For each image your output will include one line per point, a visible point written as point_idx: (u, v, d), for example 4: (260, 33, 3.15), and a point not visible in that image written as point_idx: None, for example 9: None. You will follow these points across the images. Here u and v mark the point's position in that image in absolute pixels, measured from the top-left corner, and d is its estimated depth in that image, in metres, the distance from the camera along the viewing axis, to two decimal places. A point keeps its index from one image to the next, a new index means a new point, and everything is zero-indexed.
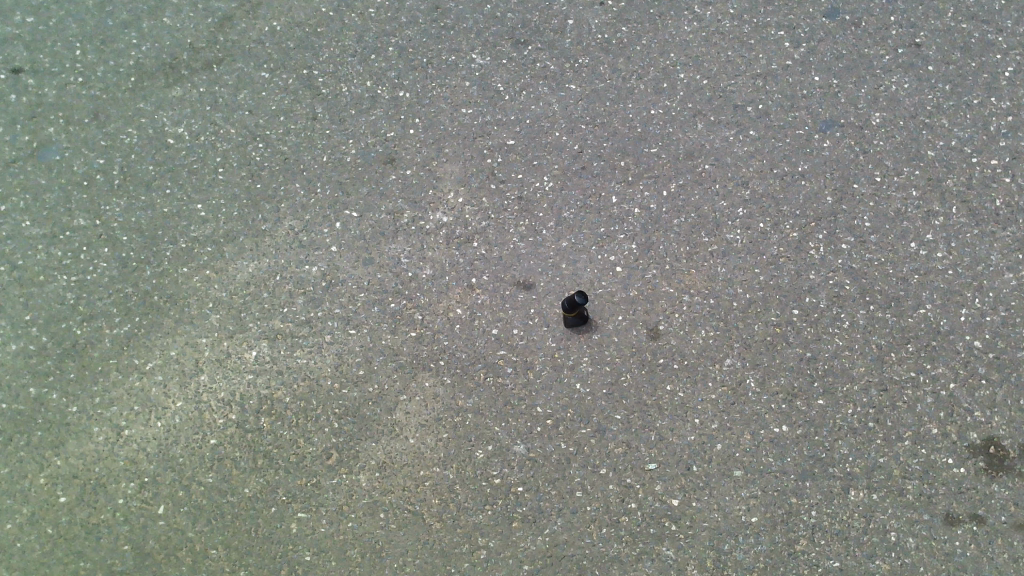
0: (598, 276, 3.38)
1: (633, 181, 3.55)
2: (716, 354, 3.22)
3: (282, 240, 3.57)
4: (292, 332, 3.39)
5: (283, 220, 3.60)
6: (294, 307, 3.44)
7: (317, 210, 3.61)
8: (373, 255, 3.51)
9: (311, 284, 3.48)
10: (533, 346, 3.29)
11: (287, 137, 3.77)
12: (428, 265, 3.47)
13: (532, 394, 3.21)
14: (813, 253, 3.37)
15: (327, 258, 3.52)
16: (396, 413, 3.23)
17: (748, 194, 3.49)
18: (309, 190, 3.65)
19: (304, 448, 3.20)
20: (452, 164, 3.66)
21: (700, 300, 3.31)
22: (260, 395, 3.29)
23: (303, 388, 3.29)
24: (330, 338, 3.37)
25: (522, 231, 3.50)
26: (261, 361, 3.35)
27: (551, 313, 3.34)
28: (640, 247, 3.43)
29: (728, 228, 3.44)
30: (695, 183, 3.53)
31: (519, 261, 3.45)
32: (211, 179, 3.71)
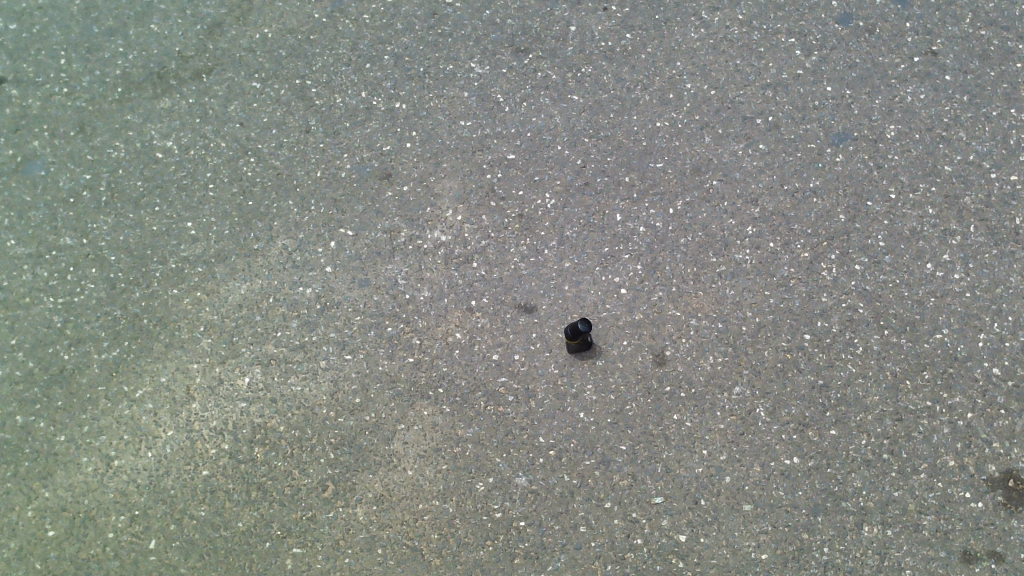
0: (602, 299, 3.26)
1: (638, 198, 3.41)
2: (725, 382, 3.11)
3: (275, 260, 3.45)
4: (286, 358, 3.30)
5: (277, 239, 3.48)
6: (287, 331, 3.34)
7: (311, 229, 3.48)
8: (368, 276, 3.39)
9: (305, 307, 3.37)
10: (535, 373, 3.19)
11: (279, 151, 3.63)
12: (426, 287, 3.35)
13: (534, 424, 3.12)
14: (825, 274, 3.23)
15: (321, 279, 3.40)
16: (394, 443, 3.15)
17: (758, 211, 3.35)
18: (303, 208, 3.52)
19: (299, 480, 3.13)
20: (451, 180, 3.52)
21: (707, 324, 3.19)
22: (253, 424, 3.22)
23: (297, 416, 3.22)
24: (326, 364, 3.28)
25: (523, 250, 3.37)
26: (255, 388, 3.27)
27: (553, 338, 3.23)
28: (645, 267, 3.30)
29: (738, 247, 3.30)
30: (702, 200, 3.38)
31: (520, 283, 3.32)
32: (201, 196, 3.57)
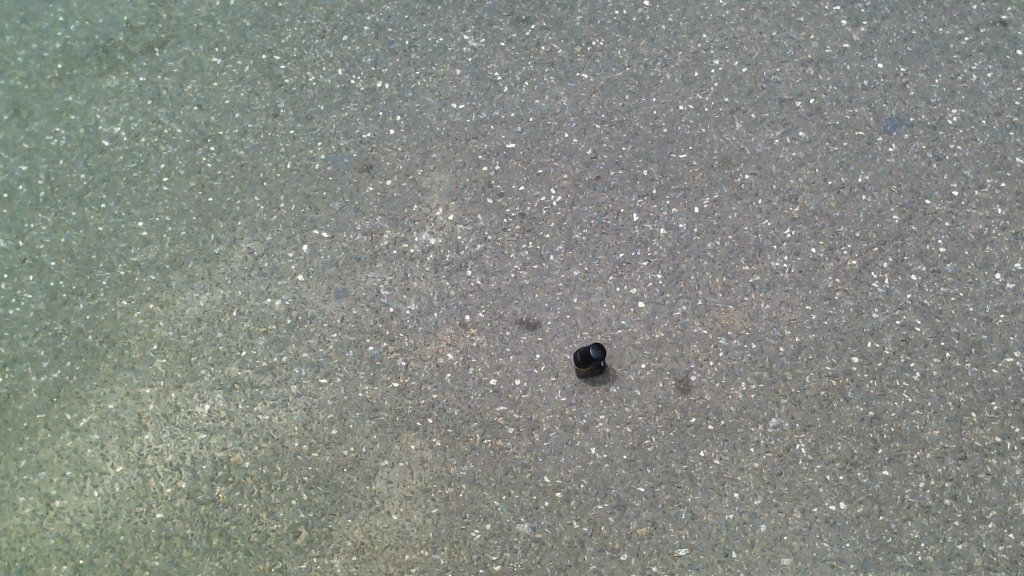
0: (616, 315, 2.82)
1: (658, 195, 2.94)
2: (759, 413, 2.69)
3: (238, 265, 2.98)
4: (251, 381, 2.88)
5: (240, 241, 3.01)
6: (253, 350, 2.90)
7: (280, 229, 3.01)
8: (347, 285, 2.94)
9: (274, 321, 2.93)
10: (539, 401, 2.77)
11: (243, 139, 3.13)
12: (413, 298, 2.91)
13: (538, 460, 2.71)
14: (876, 286, 2.79)
15: (292, 289, 2.95)
16: (377, 482, 2.75)
17: (798, 210, 2.88)
18: (270, 205, 3.04)
19: (266, 525, 2.73)
20: (441, 173, 3.03)
21: (739, 344, 2.76)
22: (214, 459, 2.81)
23: (265, 450, 2.81)
24: (298, 389, 2.86)
25: (525, 255, 2.92)
26: (215, 417, 2.86)
27: (561, 360, 2.80)
28: (666, 276, 2.85)
29: (774, 253, 2.84)
30: (732, 197, 2.91)
31: (521, 294, 2.88)
32: (154, 191, 3.09)
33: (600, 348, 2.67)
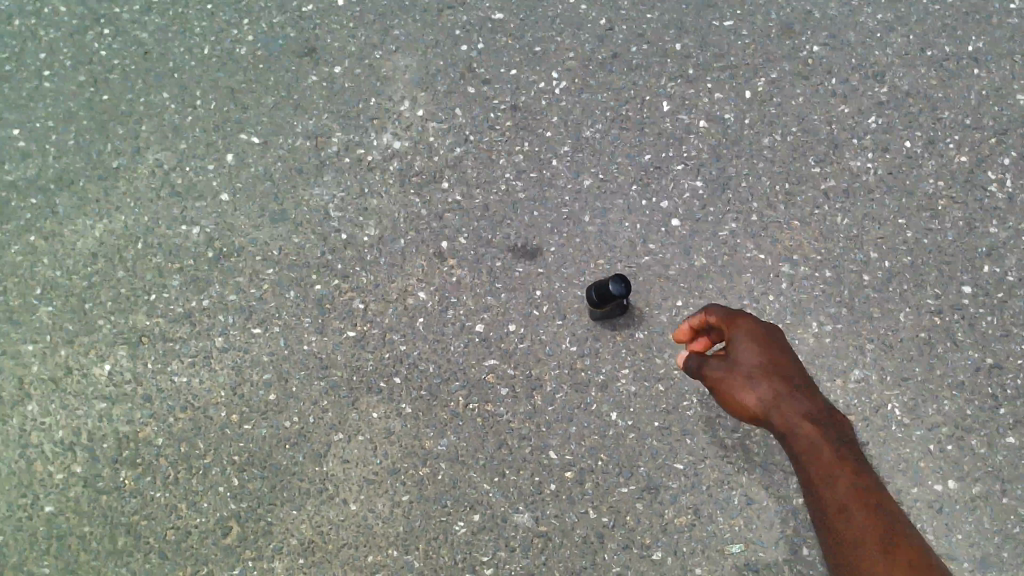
0: (642, 237, 2.11)
1: (695, 76, 2.19)
2: (838, 363, 2.00)
3: (144, 183, 2.27)
4: (163, 333, 2.20)
5: (146, 152, 2.29)
6: (166, 294, 2.21)
7: (197, 134, 2.29)
8: (285, 206, 2.23)
9: (192, 256, 2.23)
10: (541, 353, 2.10)
11: (147, 19, 2.37)
12: (372, 220, 2.20)
13: (542, 430, 2.07)
14: (994, 190, 2.11)
15: (215, 213, 2.24)
16: (329, 463, 2.10)
17: (886, 93, 2.16)
18: (183, 103, 2.31)
19: (186, 519, 2.11)
20: (407, 56, 2.28)
21: (807, 272, 2.06)
22: (118, 435, 2.16)
23: (183, 423, 2.15)
24: (223, 343, 2.18)
25: (519, 161, 2.19)
26: (117, 381, 2.18)
27: (570, 299, 2.11)
28: (708, 185, 2.13)
29: (853, 151, 2.12)
30: (797, 77, 2.17)
31: (514, 212, 2.16)
32: (32, 87, 2.35)
33: (626, 286, 1.89)
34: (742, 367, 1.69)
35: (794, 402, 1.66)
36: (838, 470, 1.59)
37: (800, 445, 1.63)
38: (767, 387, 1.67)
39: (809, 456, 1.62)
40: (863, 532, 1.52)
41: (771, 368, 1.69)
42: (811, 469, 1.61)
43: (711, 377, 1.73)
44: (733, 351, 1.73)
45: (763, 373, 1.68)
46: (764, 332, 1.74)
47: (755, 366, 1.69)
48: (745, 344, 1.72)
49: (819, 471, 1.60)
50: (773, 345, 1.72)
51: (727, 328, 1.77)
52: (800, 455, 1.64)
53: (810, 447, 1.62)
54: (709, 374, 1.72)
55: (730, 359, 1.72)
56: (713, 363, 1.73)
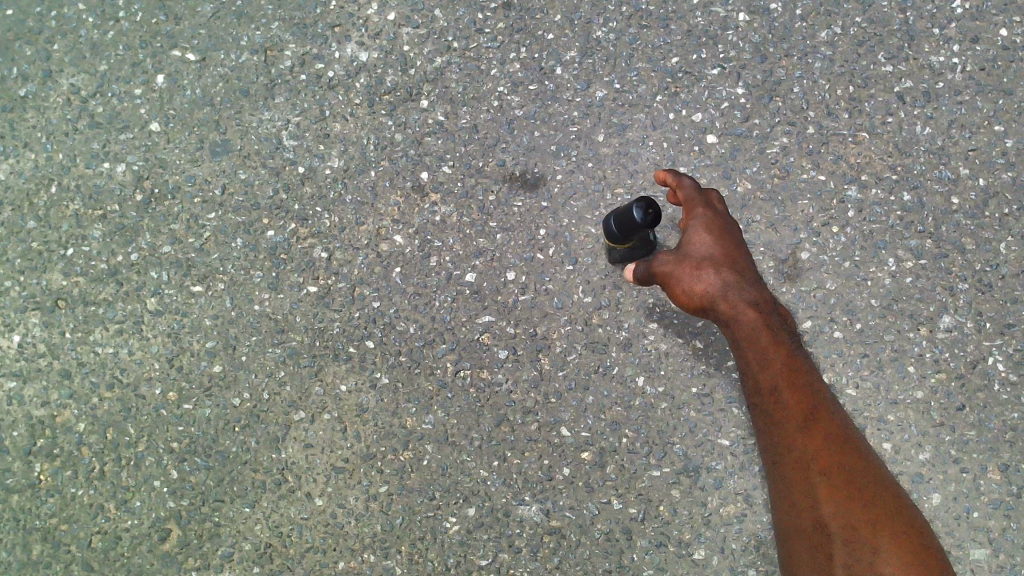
0: (670, 159, 1.70)
1: None
2: (921, 309, 1.62)
3: (58, 114, 1.86)
4: (83, 296, 1.79)
5: (59, 76, 1.87)
6: (86, 248, 1.80)
7: (120, 53, 1.87)
8: (230, 136, 1.81)
9: (117, 201, 1.82)
10: (548, 306, 1.69)
11: None
12: (336, 149, 1.78)
13: (552, 402, 1.67)
14: None
15: (145, 148, 1.83)
16: (287, 449, 1.70)
17: None
18: (103, 15, 1.88)
19: (116, 522, 1.71)
20: None
21: (880, 197, 1.65)
22: (30, 421, 1.75)
23: (109, 404, 1.75)
24: (156, 305, 1.77)
25: (515, 71, 1.76)
26: (28, 356, 1.77)
27: (582, 238, 1.70)
28: (751, 92, 1.70)
29: (933, 45, 1.70)
30: None
31: (511, 134, 1.74)
32: None
33: (654, 212, 1.45)
34: (694, 257, 1.45)
35: (749, 297, 1.42)
36: (786, 379, 1.40)
37: (747, 343, 1.42)
38: (722, 281, 1.43)
39: (756, 358, 1.42)
40: (806, 450, 1.38)
41: (727, 258, 1.45)
42: (756, 374, 1.42)
43: (660, 271, 1.50)
44: (686, 238, 1.48)
45: (719, 263, 1.44)
46: (719, 216, 1.50)
47: (709, 255, 1.45)
48: (700, 230, 1.47)
49: (767, 379, 1.41)
50: (732, 232, 1.47)
51: (686, 209, 1.51)
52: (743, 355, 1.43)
53: (753, 344, 1.41)
54: (658, 268, 1.50)
55: (682, 249, 1.47)
56: (664, 254, 1.50)
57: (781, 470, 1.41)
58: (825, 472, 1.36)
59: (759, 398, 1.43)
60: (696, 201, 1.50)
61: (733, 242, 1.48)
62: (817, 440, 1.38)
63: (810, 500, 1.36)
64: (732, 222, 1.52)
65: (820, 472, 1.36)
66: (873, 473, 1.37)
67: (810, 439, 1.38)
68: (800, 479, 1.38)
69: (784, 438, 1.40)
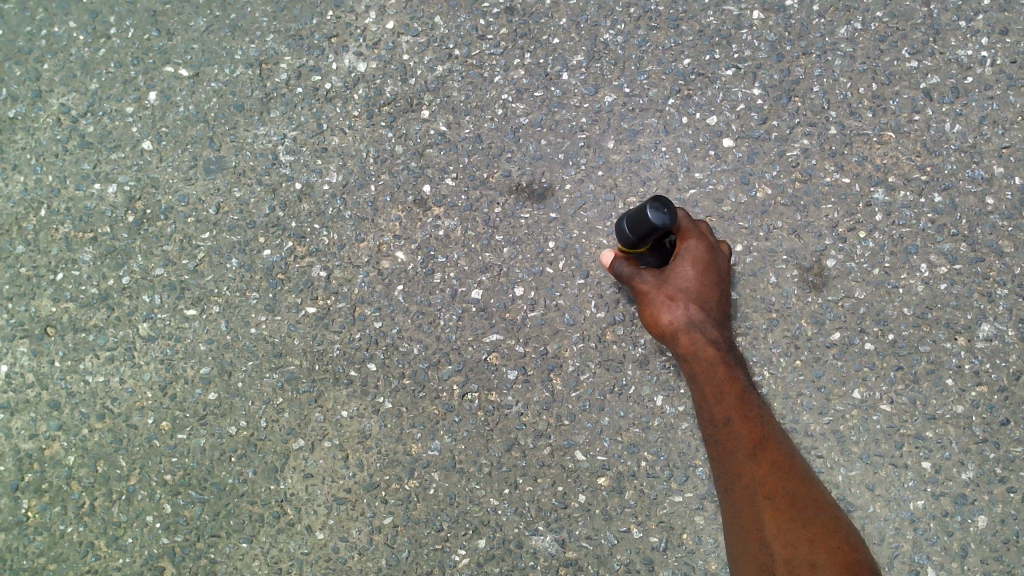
0: (685, 165, 1.61)
1: None
2: (958, 317, 1.52)
3: (47, 136, 1.80)
4: (73, 322, 1.71)
5: (49, 96, 1.81)
6: (76, 273, 1.73)
7: (111, 70, 1.81)
8: (224, 152, 1.74)
9: (108, 222, 1.74)
10: (560, 322, 1.60)
11: None
12: (334, 163, 1.71)
13: (565, 424, 1.57)
14: None
15: (136, 167, 1.76)
16: (286, 479, 1.61)
17: None
18: (94, 33, 1.83)
19: (108, 560, 1.63)
20: None
21: (909, 200, 1.56)
22: (17, 454, 1.67)
23: (99, 435, 1.66)
24: (147, 330, 1.69)
25: (519, 78, 1.69)
26: (16, 386, 1.70)
27: (593, 250, 1.61)
28: (769, 92, 1.61)
29: (960, 37, 1.61)
30: None
31: (516, 143, 1.66)
32: None
33: (671, 211, 1.36)
34: (670, 286, 1.46)
35: (713, 336, 1.44)
36: (738, 410, 1.39)
37: (706, 380, 1.42)
38: (689, 317, 1.45)
39: (712, 392, 1.41)
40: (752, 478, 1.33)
41: (703, 294, 1.45)
42: (710, 404, 1.41)
43: (638, 289, 1.49)
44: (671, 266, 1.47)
45: (694, 298, 1.45)
46: (710, 246, 1.47)
47: (686, 287, 1.45)
48: (686, 263, 1.45)
49: (721, 410, 1.39)
50: (716, 270, 1.47)
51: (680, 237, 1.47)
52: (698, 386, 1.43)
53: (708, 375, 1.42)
54: (636, 286, 1.48)
55: (664, 273, 1.46)
56: (646, 274, 1.48)
57: (728, 498, 1.35)
58: (770, 499, 1.30)
59: (712, 428, 1.40)
60: (691, 227, 1.46)
61: (715, 277, 1.47)
62: (764, 468, 1.33)
63: (754, 525, 1.29)
64: (722, 257, 1.49)
65: (766, 499, 1.30)
66: (821, 504, 1.30)
67: (759, 468, 1.33)
68: (744, 504, 1.32)
69: (732, 466, 1.35)
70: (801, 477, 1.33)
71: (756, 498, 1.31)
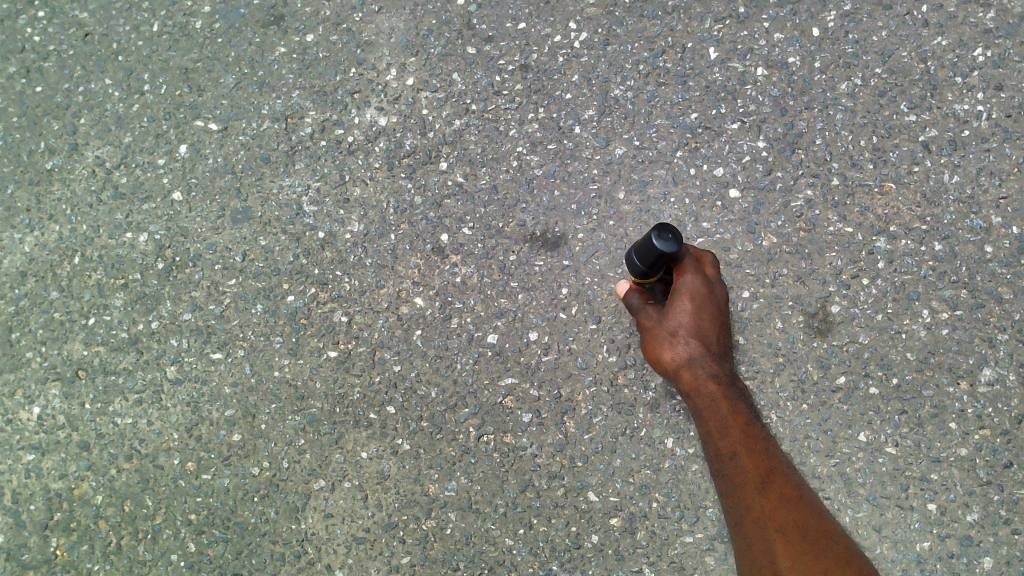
0: (693, 214, 1.67)
1: (748, 14, 1.75)
2: (961, 362, 1.56)
3: (83, 187, 1.88)
4: (103, 365, 1.78)
5: (85, 149, 1.90)
6: (107, 317, 1.80)
7: (144, 124, 1.90)
8: (251, 203, 1.82)
9: (138, 269, 1.82)
10: (573, 366, 1.65)
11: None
12: (355, 213, 1.78)
13: (578, 465, 1.61)
14: None
15: (166, 216, 1.84)
16: (307, 519, 1.65)
17: (994, 18, 1.70)
18: (129, 89, 1.92)
19: None
20: (390, 15, 1.86)
21: (910, 248, 1.61)
22: (47, 494, 1.73)
23: (127, 475, 1.72)
24: (175, 373, 1.75)
25: (533, 132, 1.76)
26: (48, 428, 1.76)
27: (605, 296, 1.67)
28: (773, 145, 1.68)
29: (957, 92, 1.68)
30: (877, 7, 1.72)
31: (531, 193, 1.73)
32: None
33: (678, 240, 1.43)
34: (671, 322, 1.53)
35: (713, 370, 1.50)
36: (743, 444, 1.44)
37: (710, 415, 1.48)
38: (690, 352, 1.52)
39: (717, 426, 1.47)
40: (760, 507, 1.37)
41: (701, 329, 1.53)
42: (716, 439, 1.46)
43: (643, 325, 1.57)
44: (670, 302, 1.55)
45: (693, 333, 1.52)
46: (706, 282, 1.55)
47: (685, 322, 1.52)
48: (683, 298, 1.53)
49: (726, 444, 1.44)
50: (713, 304, 1.54)
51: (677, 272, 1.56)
52: (704, 419, 1.49)
53: (712, 409, 1.48)
54: (640, 319, 1.57)
55: (664, 310, 1.54)
56: (648, 308, 1.56)
57: (739, 528, 1.39)
58: (780, 529, 1.34)
59: (720, 463, 1.45)
60: (687, 263, 1.54)
61: (712, 311, 1.55)
62: (772, 500, 1.37)
63: (765, 550, 1.33)
64: (719, 290, 1.57)
65: (776, 529, 1.34)
66: (829, 529, 1.34)
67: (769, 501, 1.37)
68: (756, 536, 1.35)
69: (740, 497, 1.40)
70: (806, 505, 1.38)
71: (765, 525, 1.35)
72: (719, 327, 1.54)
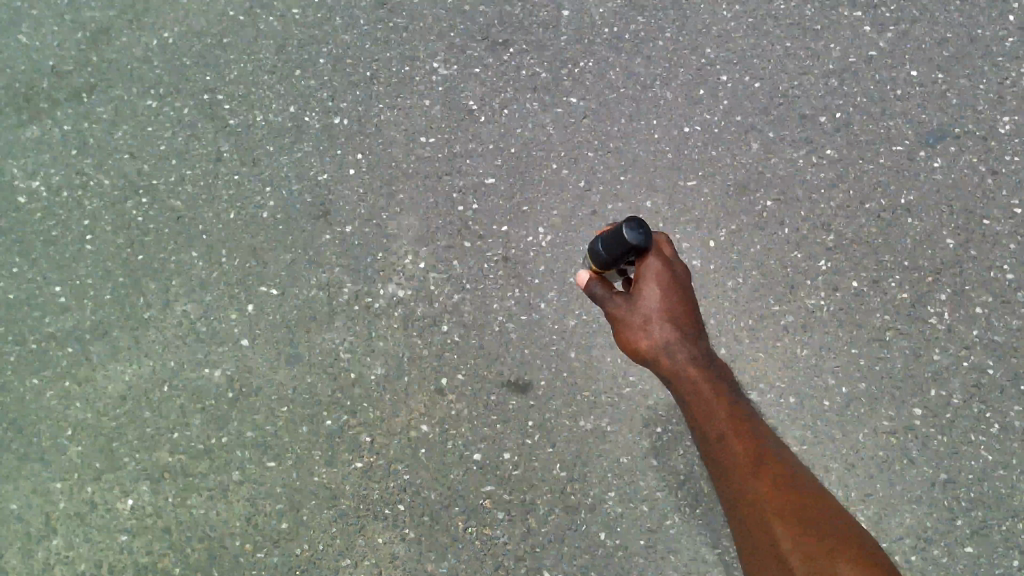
0: (624, 369, 2.34)
1: (665, 229, 2.47)
2: None
3: (172, 333, 2.51)
4: (183, 469, 2.37)
5: (175, 304, 2.54)
6: (187, 432, 2.41)
7: (221, 286, 2.54)
8: (300, 349, 2.45)
9: (213, 397, 2.43)
10: (535, 477, 2.29)
11: (180, 190, 2.65)
12: (379, 361, 2.42)
13: (537, 550, 2.24)
14: (935, 323, 2.37)
15: (235, 356, 2.47)
16: None
17: (833, 239, 2.45)
18: (210, 260, 2.57)
19: None
20: (409, 215, 2.56)
21: (773, 400, 2.32)
22: (138, 566, 2.32)
23: (200, 553, 2.31)
24: (239, 476, 2.35)
25: (511, 307, 2.44)
26: (139, 515, 2.35)
27: (560, 427, 2.32)
28: None
29: (808, 291, 2.40)
30: (755, 228, 2.46)
31: (508, 351, 2.39)
32: (77, 250, 2.62)
33: (644, 231, 1.83)
34: (644, 311, 1.90)
35: (686, 354, 1.88)
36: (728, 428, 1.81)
37: (693, 396, 1.86)
38: (665, 337, 1.88)
39: (704, 413, 1.84)
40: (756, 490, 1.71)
41: (667, 312, 1.90)
42: (705, 425, 1.82)
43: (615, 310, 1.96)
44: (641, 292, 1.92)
45: (661, 317, 1.89)
46: (669, 270, 1.92)
47: (656, 311, 1.90)
48: (652, 287, 1.90)
49: (715, 430, 1.81)
50: (675, 289, 1.91)
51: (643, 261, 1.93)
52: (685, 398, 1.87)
53: (693, 391, 1.86)
54: (613, 311, 1.95)
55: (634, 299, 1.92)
56: (618, 300, 1.95)
57: (738, 512, 1.72)
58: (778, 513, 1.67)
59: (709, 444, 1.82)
60: (651, 254, 1.91)
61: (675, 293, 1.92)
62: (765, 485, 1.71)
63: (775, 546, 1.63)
64: (679, 275, 1.94)
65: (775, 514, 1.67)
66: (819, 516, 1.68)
67: (762, 486, 1.72)
68: (762, 528, 1.67)
69: (737, 483, 1.74)
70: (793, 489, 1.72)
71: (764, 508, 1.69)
72: (684, 309, 1.90)
